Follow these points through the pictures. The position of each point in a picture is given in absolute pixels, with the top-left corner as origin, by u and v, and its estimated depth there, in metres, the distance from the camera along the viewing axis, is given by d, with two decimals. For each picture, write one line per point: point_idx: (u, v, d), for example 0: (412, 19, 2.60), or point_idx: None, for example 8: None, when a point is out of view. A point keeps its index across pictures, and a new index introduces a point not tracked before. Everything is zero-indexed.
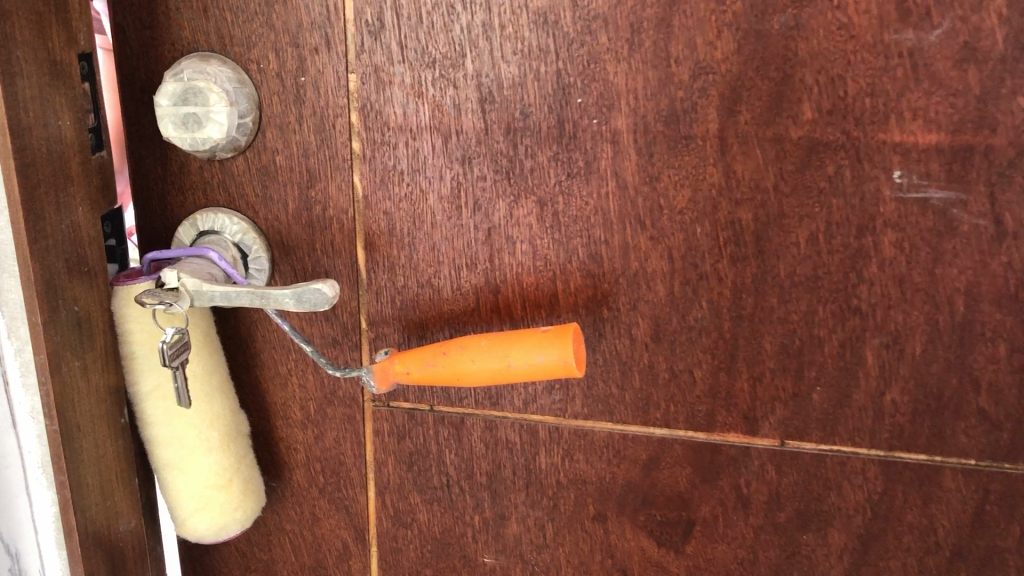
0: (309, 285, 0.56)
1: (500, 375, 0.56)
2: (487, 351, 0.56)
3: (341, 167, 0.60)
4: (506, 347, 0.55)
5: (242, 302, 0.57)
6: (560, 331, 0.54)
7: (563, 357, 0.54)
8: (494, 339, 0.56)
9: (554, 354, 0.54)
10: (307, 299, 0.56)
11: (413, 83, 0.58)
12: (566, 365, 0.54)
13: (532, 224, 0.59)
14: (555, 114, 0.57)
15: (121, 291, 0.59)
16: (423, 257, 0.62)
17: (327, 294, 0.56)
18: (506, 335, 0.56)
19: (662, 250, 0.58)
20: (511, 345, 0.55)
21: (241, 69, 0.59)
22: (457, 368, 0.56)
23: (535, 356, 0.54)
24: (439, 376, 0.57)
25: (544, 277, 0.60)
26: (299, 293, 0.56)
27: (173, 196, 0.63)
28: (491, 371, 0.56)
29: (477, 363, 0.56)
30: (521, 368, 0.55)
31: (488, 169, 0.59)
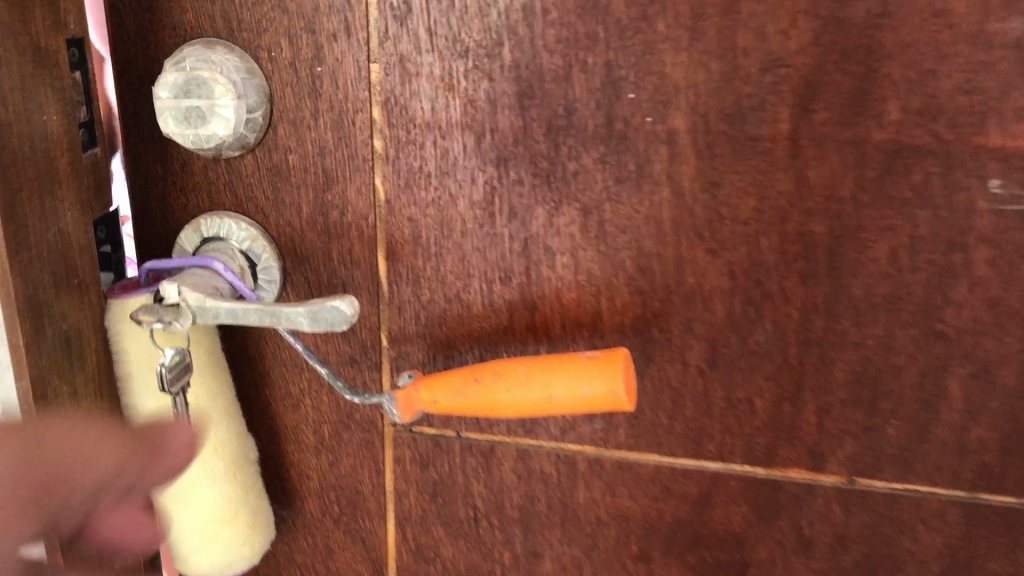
0: (325, 302, 0.50)
1: (540, 406, 0.50)
2: (525, 379, 0.50)
3: (361, 169, 0.54)
4: (548, 375, 0.49)
5: (251, 321, 0.51)
6: (608, 357, 0.48)
7: (612, 388, 0.48)
8: (533, 364, 0.50)
9: (603, 385, 0.48)
10: (323, 318, 0.50)
11: (442, 74, 0.51)
12: (616, 397, 0.48)
13: (575, 234, 0.53)
14: (603, 111, 0.50)
15: (114, 306, 0.53)
16: (451, 270, 0.55)
17: (346, 312, 0.50)
18: (547, 361, 0.50)
19: (722, 266, 0.52)
20: (553, 373, 0.49)
21: (250, 58, 0.53)
22: (490, 397, 0.50)
23: (581, 387, 0.48)
24: (471, 406, 0.51)
25: (587, 294, 0.54)
26: (314, 310, 0.50)
27: (174, 198, 0.57)
28: (529, 401, 0.50)
29: (513, 391, 0.50)
30: (563, 399, 0.49)
31: (526, 173, 0.52)
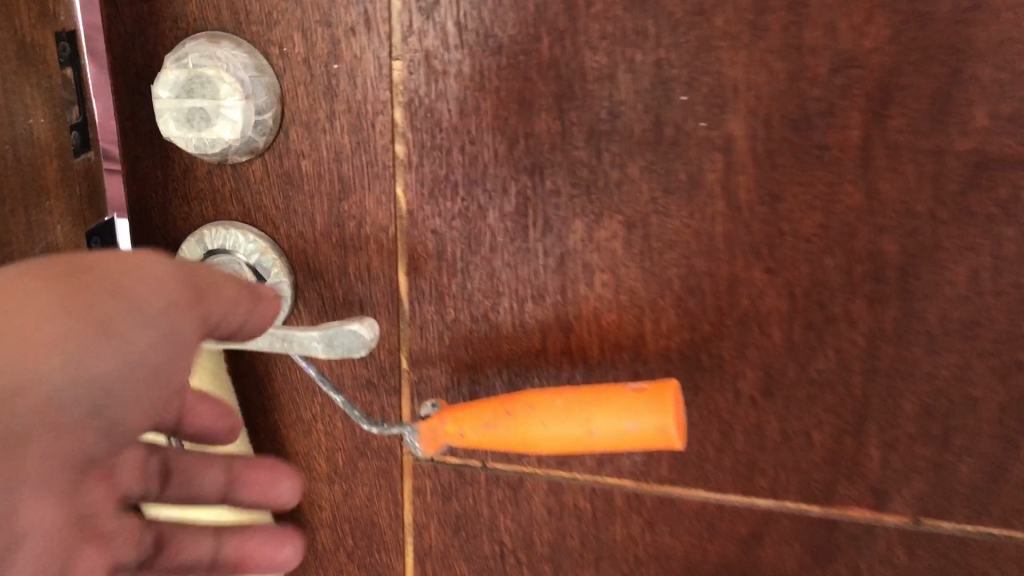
0: (341, 325, 0.46)
1: (579, 442, 0.45)
2: (563, 413, 0.45)
3: (381, 176, 0.49)
4: (588, 409, 0.45)
5: (263, 347, 0.47)
6: (656, 392, 0.44)
7: (660, 427, 0.43)
8: (571, 397, 0.46)
9: (651, 423, 0.43)
10: (337, 344, 0.46)
11: (472, 73, 0.46)
12: (665, 437, 0.43)
13: (616, 250, 0.48)
14: (650, 115, 0.45)
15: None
16: (478, 287, 0.50)
17: (364, 337, 0.46)
18: (587, 393, 0.45)
19: (780, 287, 0.47)
20: (594, 409, 0.45)
21: (260, 53, 0.48)
22: (524, 432, 0.46)
23: (626, 424, 0.44)
24: (501, 441, 0.47)
25: (628, 316, 0.49)
26: (329, 336, 0.46)
27: (175, 206, 0.52)
28: (568, 437, 0.45)
29: (550, 426, 0.45)
30: (606, 436, 0.45)
31: (564, 182, 0.47)
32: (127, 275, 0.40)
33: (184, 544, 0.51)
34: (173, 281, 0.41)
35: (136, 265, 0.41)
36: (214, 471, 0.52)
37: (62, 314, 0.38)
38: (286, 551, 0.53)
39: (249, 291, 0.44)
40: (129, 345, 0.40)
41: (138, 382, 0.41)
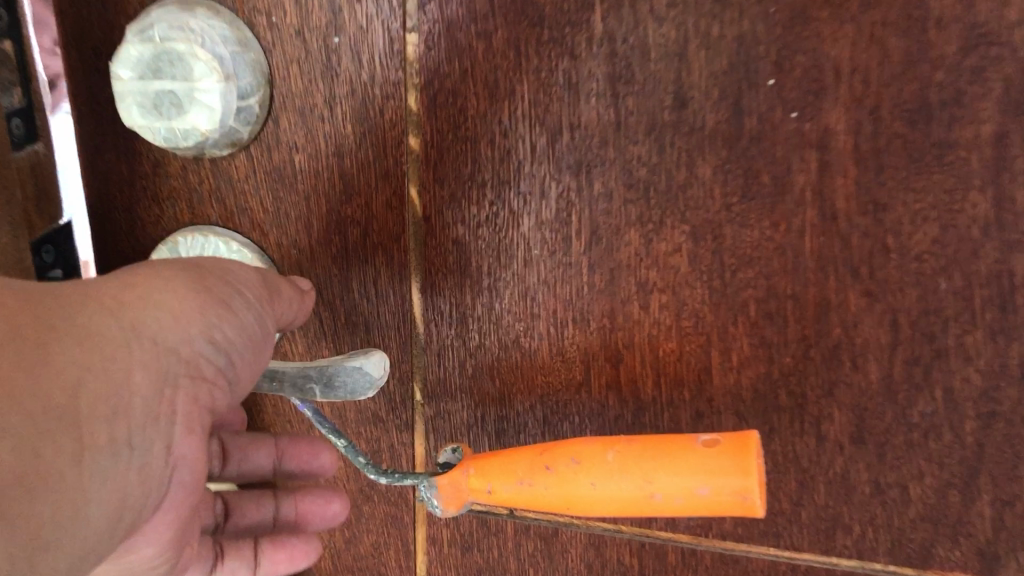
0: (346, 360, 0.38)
1: (637, 505, 0.37)
2: (617, 471, 0.37)
3: (391, 174, 0.40)
4: (649, 471, 0.36)
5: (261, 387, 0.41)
6: (733, 447, 0.35)
7: (741, 492, 0.34)
8: (627, 450, 0.37)
9: (727, 487, 0.35)
10: (341, 381, 0.38)
11: (505, 49, 0.38)
12: (745, 505, 0.35)
13: (678, 267, 0.39)
14: (728, 102, 0.36)
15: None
16: (509, 308, 0.42)
17: (369, 375, 0.38)
18: (647, 446, 0.37)
19: (880, 313, 0.38)
20: (656, 470, 0.36)
21: (242, 23, 0.39)
22: (569, 491, 0.38)
23: (697, 487, 0.35)
24: (545, 502, 0.39)
25: (691, 345, 0.40)
26: (327, 375, 0.38)
27: (145, 208, 0.43)
28: (623, 500, 0.37)
29: (600, 485, 0.37)
30: (672, 499, 0.36)
31: (616, 183, 0.39)
32: (226, 269, 0.38)
33: (247, 505, 0.52)
34: (264, 276, 0.38)
35: (238, 262, 0.39)
36: (264, 448, 0.48)
37: (187, 291, 0.35)
38: (332, 506, 0.47)
39: (303, 297, 0.40)
40: (239, 326, 0.37)
41: (241, 360, 0.38)
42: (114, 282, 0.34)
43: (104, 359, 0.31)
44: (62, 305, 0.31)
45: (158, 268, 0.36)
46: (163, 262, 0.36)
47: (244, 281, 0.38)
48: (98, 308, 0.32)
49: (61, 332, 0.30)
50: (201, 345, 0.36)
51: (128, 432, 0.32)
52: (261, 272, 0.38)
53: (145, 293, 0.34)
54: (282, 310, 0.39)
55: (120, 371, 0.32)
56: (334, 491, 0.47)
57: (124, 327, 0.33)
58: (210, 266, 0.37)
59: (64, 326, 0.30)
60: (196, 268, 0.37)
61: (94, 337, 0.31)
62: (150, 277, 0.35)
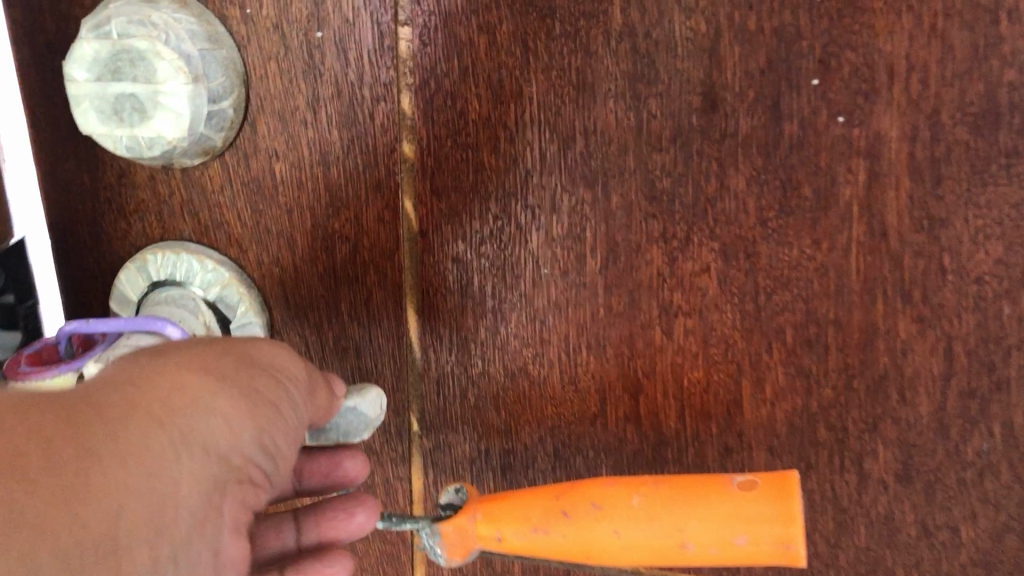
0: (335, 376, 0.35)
1: (663, 555, 0.34)
2: (643, 517, 0.34)
3: (383, 186, 0.36)
4: (678, 515, 0.33)
5: None
6: (772, 491, 0.32)
7: (784, 541, 0.31)
8: (654, 494, 0.34)
9: (767, 535, 0.32)
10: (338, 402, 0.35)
11: (511, 44, 0.33)
12: (787, 555, 0.31)
13: (706, 288, 0.35)
14: (765, 105, 0.32)
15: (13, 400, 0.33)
16: (515, 333, 0.37)
17: (368, 416, 0.36)
18: (676, 490, 0.33)
19: (933, 341, 0.34)
20: (688, 514, 0.33)
21: (212, 16, 0.34)
22: (589, 538, 0.34)
23: (734, 536, 0.32)
24: (561, 551, 0.35)
25: (719, 375, 0.36)
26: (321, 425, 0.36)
27: (110, 222, 0.39)
28: (647, 548, 0.34)
29: (624, 533, 0.34)
30: (705, 550, 0.33)
31: (636, 195, 0.34)
32: (262, 356, 0.32)
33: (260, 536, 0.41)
34: (304, 371, 0.33)
35: (283, 349, 0.33)
36: None
37: (226, 388, 0.29)
38: (358, 516, 0.39)
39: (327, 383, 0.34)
40: (279, 423, 0.31)
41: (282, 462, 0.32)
42: (160, 378, 0.28)
43: (152, 477, 0.26)
44: (100, 417, 0.25)
45: (207, 359, 0.30)
46: (193, 349, 0.30)
47: (288, 376, 0.32)
48: (142, 415, 0.26)
49: (103, 454, 0.25)
50: (253, 453, 0.30)
51: (179, 560, 0.27)
52: (302, 367, 0.33)
53: (197, 395, 0.28)
54: (320, 403, 0.34)
55: (170, 489, 0.26)
56: (358, 500, 0.39)
57: (175, 437, 0.27)
58: (258, 357, 0.31)
59: (106, 448, 0.25)
60: (244, 362, 0.31)
61: (141, 455, 0.26)
62: (202, 372, 0.29)
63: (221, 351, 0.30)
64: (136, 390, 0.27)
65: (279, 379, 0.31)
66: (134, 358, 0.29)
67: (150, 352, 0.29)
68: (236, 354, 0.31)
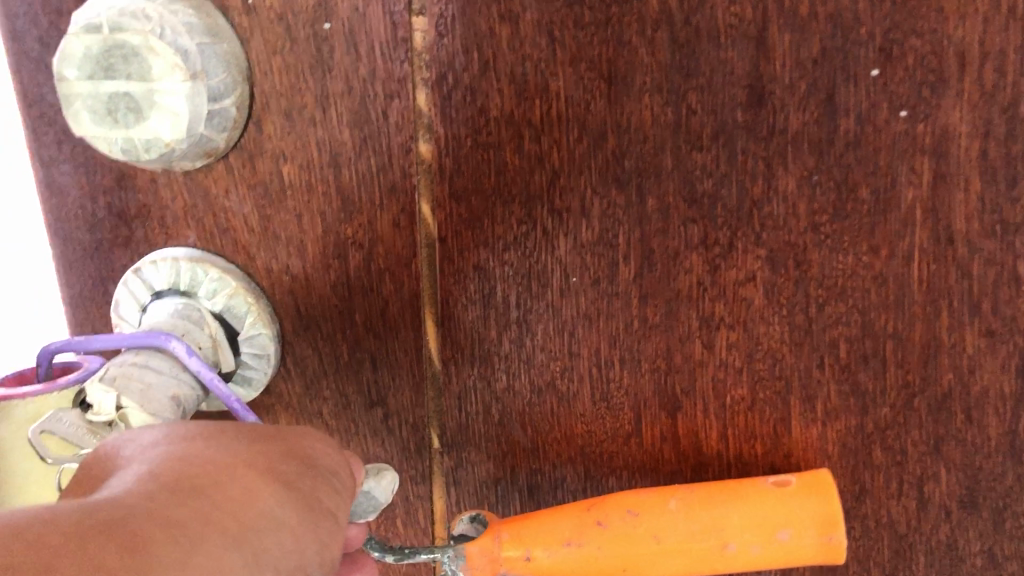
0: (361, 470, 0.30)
1: (702, 559, 0.32)
2: (683, 520, 0.31)
3: (398, 189, 0.33)
4: (719, 513, 0.31)
5: None
6: (809, 487, 0.31)
7: (824, 534, 0.31)
8: (690, 497, 0.32)
9: (809, 529, 0.31)
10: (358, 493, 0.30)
11: (537, 33, 0.30)
12: (827, 547, 0.31)
13: (751, 299, 0.32)
14: (818, 98, 0.29)
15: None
16: (542, 345, 0.35)
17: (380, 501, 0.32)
18: (710, 492, 0.32)
19: (1005, 356, 0.31)
20: (730, 512, 0.31)
21: (211, 7, 0.32)
22: (628, 552, 0.31)
23: (777, 531, 0.31)
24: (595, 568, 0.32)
25: (765, 393, 0.33)
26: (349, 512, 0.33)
27: (110, 227, 0.37)
28: (686, 554, 0.32)
29: (664, 540, 0.31)
30: (748, 548, 0.31)
31: (675, 198, 0.31)
32: (319, 457, 0.27)
33: None
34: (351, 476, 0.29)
35: (331, 447, 0.28)
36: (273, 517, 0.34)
37: (290, 500, 0.25)
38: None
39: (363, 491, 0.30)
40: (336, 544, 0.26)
41: None
42: (226, 486, 0.23)
43: None
44: (169, 534, 0.21)
45: (270, 458, 0.25)
46: (253, 446, 0.25)
47: (337, 482, 0.28)
48: (213, 535, 0.22)
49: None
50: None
51: None
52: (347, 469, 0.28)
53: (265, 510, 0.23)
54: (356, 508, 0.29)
55: None
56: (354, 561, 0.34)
57: (246, 559, 0.22)
58: (314, 459, 0.27)
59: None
60: (304, 465, 0.26)
61: None
62: (269, 479, 0.24)
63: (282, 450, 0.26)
64: (202, 502, 0.22)
65: (335, 491, 0.27)
66: (186, 452, 0.24)
67: (205, 446, 0.24)
68: (296, 456, 0.26)
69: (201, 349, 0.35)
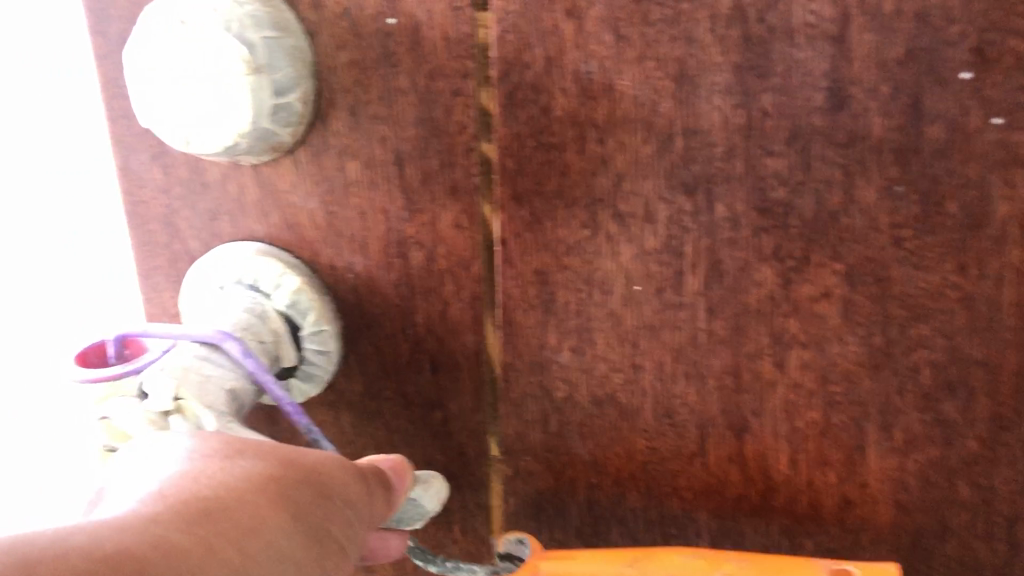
0: (405, 480, 0.31)
1: None
2: None
3: (460, 189, 0.32)
4: None
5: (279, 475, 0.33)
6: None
7: None
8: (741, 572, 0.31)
9: None
10: (395, 508, 0.30)
11: (602, 30, 0.29)
12: None
13: (826, 316, 0.30)
14: (902, 103, 0.27)
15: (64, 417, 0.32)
16: (603, 356, 0.33)
17: (425, 509, 0.32)
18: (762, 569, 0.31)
19: None
20: None
21: (280, 1, 0.32)
22: None
23: None
24: None
25: (839, 418, 0.31)
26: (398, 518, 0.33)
27: (185, 219, 0.37)
28: None
29: None
30: None
31: (746, 206, 0.29)
32: (339, 481, 0.27)
33: None
34: (373, 500, 0.28)
35: (357, 471, 0.28)
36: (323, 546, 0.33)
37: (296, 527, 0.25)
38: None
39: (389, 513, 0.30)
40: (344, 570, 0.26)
41: None
42: (235, 514, 0.24)
43: None
44: (175, 559, 0.21)
45: (282, 484, 0.25)
46: (266, 472, 0.26)
47: (359, 509, 0.28)
48: (218, 559, 0.22)
49: None
50: None
51: None
52: (372, 494, 0.28)
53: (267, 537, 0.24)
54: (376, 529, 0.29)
55: None
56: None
57: None
58: (331, 484, 0.27)
59: None
60: (323, 492, 0.26)
61: None
62: (280, 507, 0.25)
63: (301, 476, 0.26)
64: (208, 524, 0.23)
65: (346, 519, 0.27)
66: (195, 480, 0.24)
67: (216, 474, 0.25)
68: (313, 481, 0.26)
69: (263, 343, 0.35)
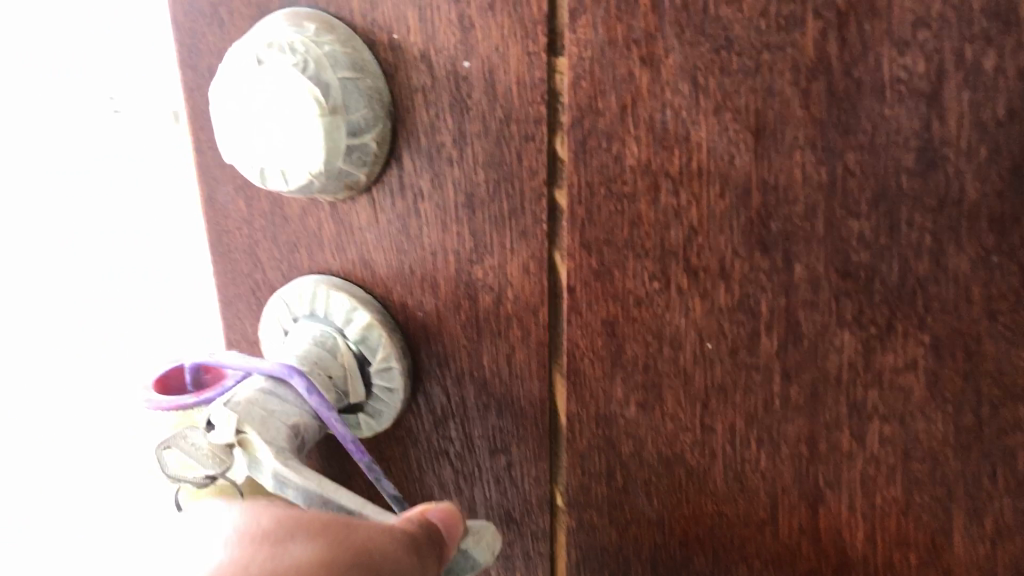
0: (453, 531, 0.30)
1: None
2: None
3: (530, 234, 0.32)
4: None
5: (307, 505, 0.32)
6: None
7: None
8: None
9: None
10: (447, 563, 0.30)
11: (677, 80, 0.27)
12: None
13: (911, 389, 0.28)
14: (1002, 167, 0.24)
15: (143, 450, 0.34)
16: (671, 414, 0.32)
17: (476, 561, 0.32)
18: None
19: None
20: None
21: (360, 41, 0.32)
22: None
23: None
24: None
25: (923, 498, 0.29)
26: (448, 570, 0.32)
27: (265, 249, 0.38)
28: None
29: None
30: None
31: (825, 268, 0.28)
32: (387, 558, 0.27)
33: None
34: (426, 563, 0.28)
35: (405, 538, 0.28)
36: None
37: None
38: None
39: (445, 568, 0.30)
40: None
41: None
42: None
43: None
44: None
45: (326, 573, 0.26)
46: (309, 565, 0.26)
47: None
48: None
49: None
50: None
51: None
52: (423, 561, 0.28)
53: None
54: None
55: None
56: None
57: None
58: (379, 562, 0.27)
59: None
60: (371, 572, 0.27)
61: None
62: None
63: (347, 562, 0.26)
64: None
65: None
66: None
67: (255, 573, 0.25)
68: (358, 563, 0.26)
69: (333, 379, 0.35)
